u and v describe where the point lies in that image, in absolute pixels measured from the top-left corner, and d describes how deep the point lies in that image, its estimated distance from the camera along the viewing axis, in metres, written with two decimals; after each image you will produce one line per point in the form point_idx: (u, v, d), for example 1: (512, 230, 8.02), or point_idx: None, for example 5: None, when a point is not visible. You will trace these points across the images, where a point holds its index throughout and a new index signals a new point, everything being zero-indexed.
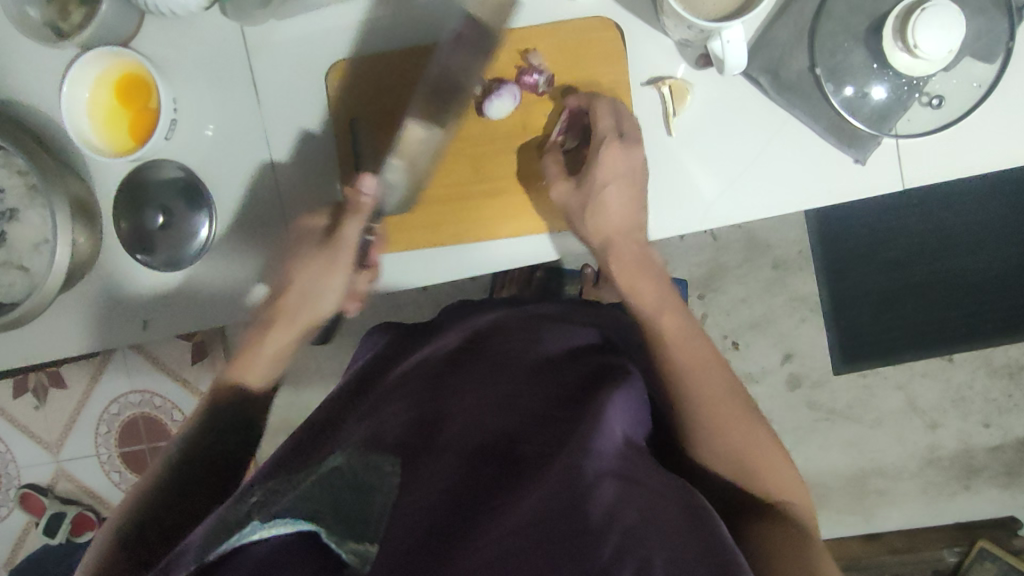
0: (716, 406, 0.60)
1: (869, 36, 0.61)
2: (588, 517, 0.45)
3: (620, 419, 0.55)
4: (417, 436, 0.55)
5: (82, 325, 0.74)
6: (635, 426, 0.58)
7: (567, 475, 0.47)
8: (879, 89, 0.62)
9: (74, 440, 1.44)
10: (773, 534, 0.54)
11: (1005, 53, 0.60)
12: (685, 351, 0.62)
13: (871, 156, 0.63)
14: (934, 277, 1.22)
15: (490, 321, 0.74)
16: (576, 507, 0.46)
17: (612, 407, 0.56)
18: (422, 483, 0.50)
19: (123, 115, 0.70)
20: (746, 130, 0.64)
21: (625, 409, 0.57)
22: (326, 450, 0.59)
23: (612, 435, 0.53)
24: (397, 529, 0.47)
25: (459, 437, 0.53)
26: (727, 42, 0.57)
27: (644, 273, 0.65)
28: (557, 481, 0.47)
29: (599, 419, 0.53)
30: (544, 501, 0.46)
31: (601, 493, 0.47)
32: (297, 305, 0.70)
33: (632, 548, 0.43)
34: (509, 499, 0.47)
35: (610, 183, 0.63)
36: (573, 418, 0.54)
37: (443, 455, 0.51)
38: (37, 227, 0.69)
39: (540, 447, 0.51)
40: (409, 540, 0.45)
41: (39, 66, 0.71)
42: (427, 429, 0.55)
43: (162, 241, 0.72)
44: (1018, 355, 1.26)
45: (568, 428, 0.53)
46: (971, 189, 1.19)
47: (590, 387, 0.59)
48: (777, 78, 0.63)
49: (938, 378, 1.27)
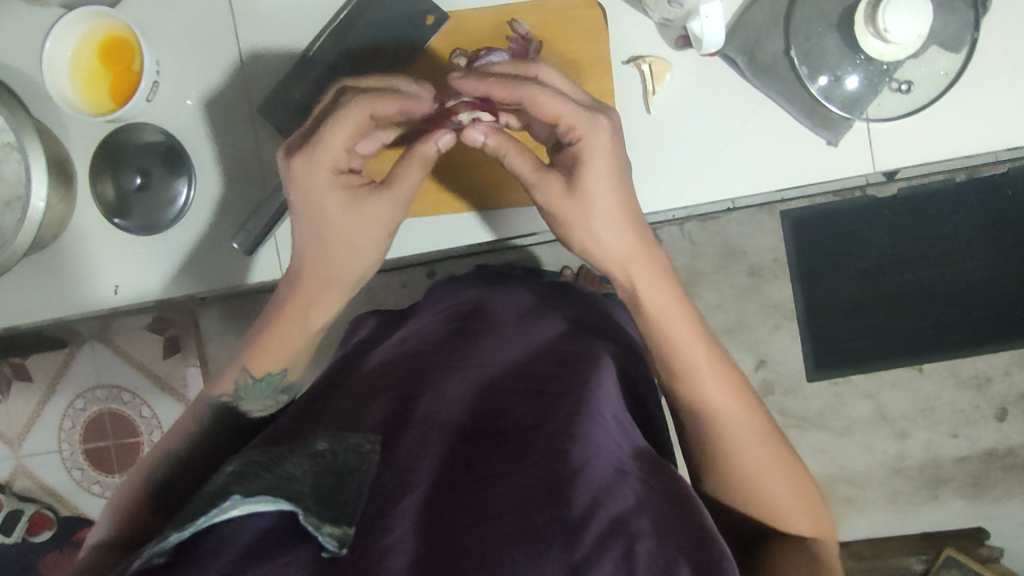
0: (749, 447, 0.56)
1: (841, 22, 0.64)
2: (573, 500, 0.45)
3: (607, 402, 0.56)
4: (399, 407, 0.54)
5: (52, 291, 0.73)
6: (620, 411, 0.58)
7: (552, 455, 0.48)
8: (852, 78, 0.64)
9: (36, 435, 1.40)
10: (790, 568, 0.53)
11: (970, 43, 0.62)
12: (714, 389, 0.57)
13: (842, 139, 0.65)
14: (904, 286, 1.24)
15: (473, 299, 0.73)
16: (561, 487, 0.46)
17: (597, 390, 0.56)
18: (407, 454, 0.49)
19: (105, 77, 0.69)
20: (723, 110, 0.66)
21: (608, 397, 0.57)
22: (304, 424, 0.56)
23: (601, 420, 0.53)
24: (380, 496, 0.45)
25: (443, 413, 0.53)
26: (705, 18, 0.60)
27: (654, 284, 0.59)
28: (544, 467, 0.47)
29: (585, 404, 0.53)
30: (527, 480, 0.46)
31: (587, 477, 0.47)
32: (315, 287, 0.66)
33: (618, 535, 0.44)
34: (494, 485, 0.46)
35: (599, 177, 0.58)
36: (559, 401, 0.54)
37: (425, 427, 0.51)
38: (12, 184, 0.69)
39: (524, 425, 0.51)
40: (395, 522, 0.43)
41: (23, 25, 0.71)
42: (411, 404, 0.54)
43: (140, 204, 0.72)
44: (986, 366, 1.28)
45: (553, 407, 0.53)
46: (941, 201, 1.22)
47: (575, 367, 0.59)
48: (753, 59, 0.65)
49: (907, 387, 1.29)
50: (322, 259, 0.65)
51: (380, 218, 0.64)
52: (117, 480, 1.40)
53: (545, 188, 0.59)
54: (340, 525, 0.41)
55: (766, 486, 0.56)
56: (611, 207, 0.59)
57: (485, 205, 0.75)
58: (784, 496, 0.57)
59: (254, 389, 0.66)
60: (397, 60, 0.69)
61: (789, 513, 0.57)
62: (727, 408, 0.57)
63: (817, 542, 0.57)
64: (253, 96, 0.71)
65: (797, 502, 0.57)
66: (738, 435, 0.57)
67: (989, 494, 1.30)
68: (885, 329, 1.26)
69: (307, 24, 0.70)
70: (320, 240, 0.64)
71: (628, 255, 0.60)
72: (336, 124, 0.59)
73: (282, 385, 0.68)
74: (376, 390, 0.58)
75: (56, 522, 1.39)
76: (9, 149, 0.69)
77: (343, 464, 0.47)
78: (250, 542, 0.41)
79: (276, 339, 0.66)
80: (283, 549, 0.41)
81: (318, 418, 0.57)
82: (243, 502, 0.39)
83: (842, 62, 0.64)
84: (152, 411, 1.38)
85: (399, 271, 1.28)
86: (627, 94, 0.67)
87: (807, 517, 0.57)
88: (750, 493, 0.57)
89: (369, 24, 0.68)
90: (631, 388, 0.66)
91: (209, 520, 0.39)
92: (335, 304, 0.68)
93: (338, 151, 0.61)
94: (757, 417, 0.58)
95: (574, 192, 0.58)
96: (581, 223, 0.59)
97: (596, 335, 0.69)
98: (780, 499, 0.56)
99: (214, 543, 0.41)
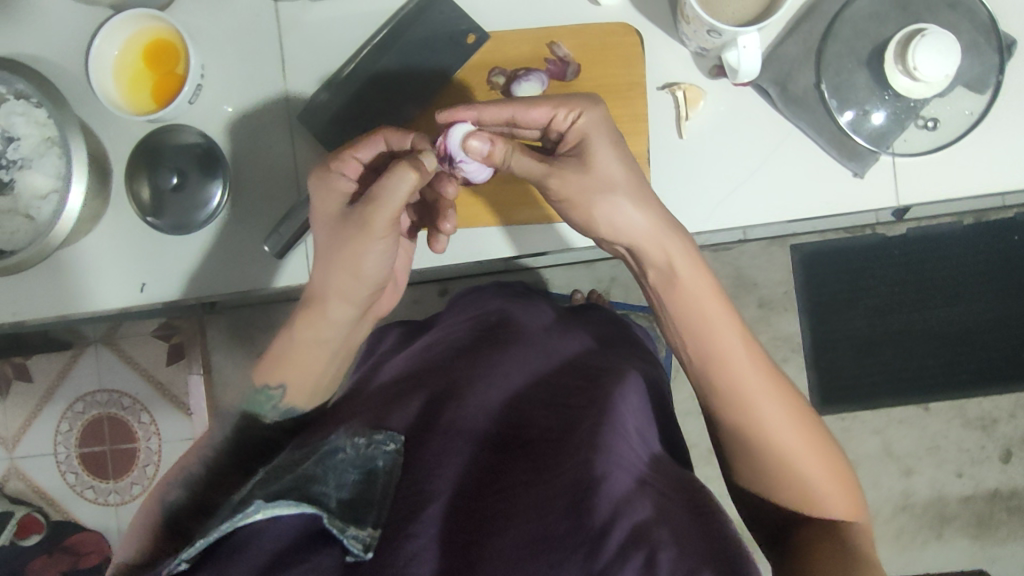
0: (790, 435, 0.55)
1: (871, 60, 0.66)
2: (593, 511, 0.44)
3: (632, 416, 0.55)
4: (424, 415, 0.53)
5: (78, 285, 0.73)
6: (646, 425, 0.57)
7: (575, 467, 0.47)
8: (878, 114, 0.66)
9: (33, 437, 1.38)
10: (821, 548, 0.52)
11: (995, 84, 0.64)
12: (750, 375, 0.56)
13: (869, 170, 0.66)
14: (912, 324, 1.26)
15: (497, 307, 0.73)
16: (582, 497, 0.45)
17: (624, 402, 0.55)
18: (430, 460, 0.48)
19: (148, 77, 0.71)
20: (753, 137, 0.68)
21: (634, 409, 0.56)
22: (329, 430, 0.56)
23: (629, 434, 0.52)
24: (403, 503, 0.45)
25: (467, 419, 0.52)
26: (743, 48, 0.61)
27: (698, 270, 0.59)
28: (568, 476, 0.46)
29: (607, 409, 0.52)
30: (549, 490, 0.46)
31: (608, 487, 0.45)
32: (320, 297, 0.64)
33: (641, 539, 0.43)
34: (519, 498, 0.46)
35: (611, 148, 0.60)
36: (583, 412, 0.53)
37: (450, 433, 0.51)
38: (49, 178, 0.70)
39: (549, 439, 0.51)
40: (420, 532, 0.43)
41: (71, 26, 0.72)
42: (435, 410, 0.54)
43: (173, 204, 0.73)
44: (992, 408, 1.28)
45: (577, 419, 0.52)
46: (950, 241, 1.24)
47: (600, 380, 0.58)
48: (785, 91, 0.67)
49: (914, 425, 1.29)
50: (316, 269, 0.63)
51: (381, 217, 0.59)
52: (111, 486, 1.38)
53: (559, 176, 0.59)
54: (362, 528, 0.41)
55: (805, 476, 0.55)
56: (627, 185, 0.59)
57: (515, 220, 0.74)
58: (827, 482, 0.56)
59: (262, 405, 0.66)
60: (436, 75, 0.71)
61: (831, 501, 0.56)
62: (764, 401, 0.55)
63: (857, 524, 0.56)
64: (293, 103, 0.73)
65: (839, 487, 0.56)
66: (774, 423, 0.55)
67: (994, 536, 1.29)
68: (893, 366, 1.27)
69: (349, 36, 0.72)
70: (319, 258, 0.63)
71: (656, 235, 0.59)
72: (358, 145, 0.64)
73: (284, 410, 0.66)
74: (401, 394, 0.58)
75: (47, 526, 1.36)
76: (50, 144, 0.70)
77: (369, 465, 0.47)
78: (277, 546, 0.41)
79: (293, 359, 0.65)
80: (305, 556, 0.41)
81: (342, 421, 0.57)
82: (266, 507, 0.40)
83: (870, 97, 0.66)
84: (153, 418, 1.37)
85: (410, 288, 1.29)
86: (659, 118, 0.69)
87: (848, 502, 0.56)
88: (794, 481, 0.55)
89: (411, 41, 0.70)
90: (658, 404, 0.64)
91: (230, 524, 0.39)
92: (330, 320, 0.65)
93: (347, 160, 0.64)
94: (791, 400, 0.57)
95: (587, 174, 0.59)
96: (594, 203, 0.59)
97: (619, 351, 0.69)
98: (825, 487, 0.55)
99: (234, 547, 0.41)
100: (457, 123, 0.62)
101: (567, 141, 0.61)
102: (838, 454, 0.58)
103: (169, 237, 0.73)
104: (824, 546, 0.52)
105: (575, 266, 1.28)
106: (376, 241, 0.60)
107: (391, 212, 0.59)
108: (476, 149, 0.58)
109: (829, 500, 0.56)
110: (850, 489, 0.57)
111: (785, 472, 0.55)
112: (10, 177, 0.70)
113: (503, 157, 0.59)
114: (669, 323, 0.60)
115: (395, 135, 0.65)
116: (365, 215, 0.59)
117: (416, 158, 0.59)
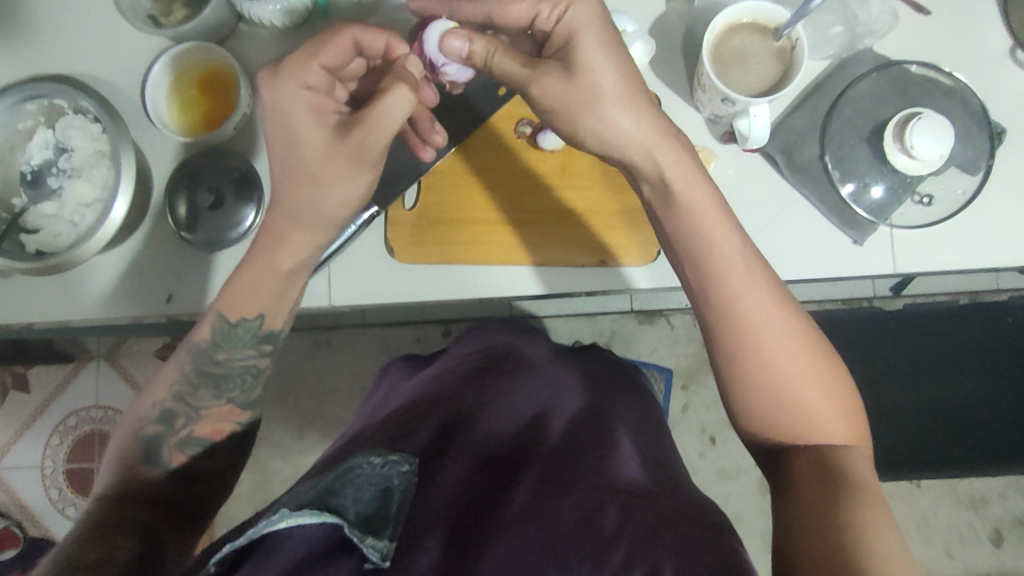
0: (781, 349, 0.55)
1: (872, 137, 0.71)
2: (601, 528, 0.46)
3: (633, 453, 0.57)
4: (437, 437, 0.55)
5: (108, 293, 0.77)
6: (650, 457, 0.59)
7: (585, 488, 0.50)
8: (877, 188, 0.71)
9: (22, 449, 1.38)
10: (806, 493, 0.50)
11: (986, 168, 0.69)
12: (743, 282, 0.57)
13: (868, 239, 0.71)
14: (906, 399, 1.28)
15: (505, 340, 0.75)
16: (590, 518, 0.47)
17: (623, 442, 0.58)
18: (443, 479, 0.50)
19: (197, 103, 0.76)
20: (760, 202, 0.72)
21: (634, 448, 0.59)
22: (344, 451, 0.57)
23: (632, 465, 0.55)
24: (416, 521, 0.47)
25: (478, 446, 0.54)
26: (754, 117, 0.65)
27: (708, 211, 0.58)
28: (574, 500, 0.48)
29: (608, 451, 0.55)
30: (555, 508, 0.47)
31: (614, 509, 0.47)
32: (293, 221, 0.61)
33: (643, 552, 0.44)
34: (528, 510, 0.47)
35: (603, 78, 0.57)
36: (587, 448, 0.56)
37: (461, 457, 0.53)
38: (95, 188, 0.74)
39: (556, 462, 0.53)
40: (434, 545, 0.44)
41: (131, 50, 0.78)
42: (447, 434, 0.56)
43: (207, 222, 0.75)
44: (983, 488, 1.29)
45: (582, 452, 0.55)
46: (945, 320, 1.27)
47: (602, 422, 0.61)
48: (791, 159, 0.71)
49: (905, 500, 1.29)
50: (299, 192, 0.60)
51: (374, 138, 0.57)
52: None
53: (541, 82, 0.59)
54: (380, 537, 0.42)
55: (803, 400, 0.55)
56: (618, 88, 0.57)
57: (529, 259, 0.75)
58: (820, 405, 0.55)
59: (233, 337, 0.65)
60: (465, 121, 0.76)
61: (824, 412, 0.55)
62: (764, 327, 0.56)
63: (855, 446, 0.55)
64: None
65: (833, 411, 0.55)
66: (775, 350, 0.55)
67: None
68: (887, 438, 1.28)
69: None
70: (298, 173, 0.60)
71: (681, 178, 0.58)
72: (325, 45, 0.59)
73: (262, 334, 0.66)
74: (416, 415, 0.59)
75: (24, 541, 1.35)
76: (100, 157, 0.74)
77: (388, 483, 0.47)
78: (301, 556, 0.44)
79: (251, 286, 0.63)
80: (327, 563, 0.43)
81: (357, 441, 0.58)
82: (289, 516, 0.42)
83: (871, 171, 0.71)
84: None
85: (414, 326, 1.31)
86: None
87: (845, 422, 0.55)
88: (787, 402, 0.55)
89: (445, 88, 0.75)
90: (663, 437, 0.66)
91: (257, 531, 0.42)
92: (308, 243, 0.63)
93: (312, 68, 0.59)
94: (788, 310, 0.57)
95: (574, 77, 0.57)
96: (585, 109, 0.58)
97: (621, 392, 0.71)
98: (820, 412, 0.55)
99: (267, 547, 0.45)
100: (436, 21, 0.62)
101: (555, 41, 0.59)
102: (842, 380, 0.57)
103: (198, 251, 0.76)
104: (811, 481, 0.51)
105: (578, 317, 1.31)
106: (368, 165, 0.60)
107: (383, 136, 0.58)
108: (455, 49, 0.61)
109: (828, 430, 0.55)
110: (849, 414, 0.56)
111: (779, 389, 0.55)
112: (58, 185, 0.74)
113: (482, 54, 0.60)
114: (668, 243, 0.61)
115: (366, 34, 0.61)
116: (360, 126, 0.57)
117: (405, 75, 0.59)
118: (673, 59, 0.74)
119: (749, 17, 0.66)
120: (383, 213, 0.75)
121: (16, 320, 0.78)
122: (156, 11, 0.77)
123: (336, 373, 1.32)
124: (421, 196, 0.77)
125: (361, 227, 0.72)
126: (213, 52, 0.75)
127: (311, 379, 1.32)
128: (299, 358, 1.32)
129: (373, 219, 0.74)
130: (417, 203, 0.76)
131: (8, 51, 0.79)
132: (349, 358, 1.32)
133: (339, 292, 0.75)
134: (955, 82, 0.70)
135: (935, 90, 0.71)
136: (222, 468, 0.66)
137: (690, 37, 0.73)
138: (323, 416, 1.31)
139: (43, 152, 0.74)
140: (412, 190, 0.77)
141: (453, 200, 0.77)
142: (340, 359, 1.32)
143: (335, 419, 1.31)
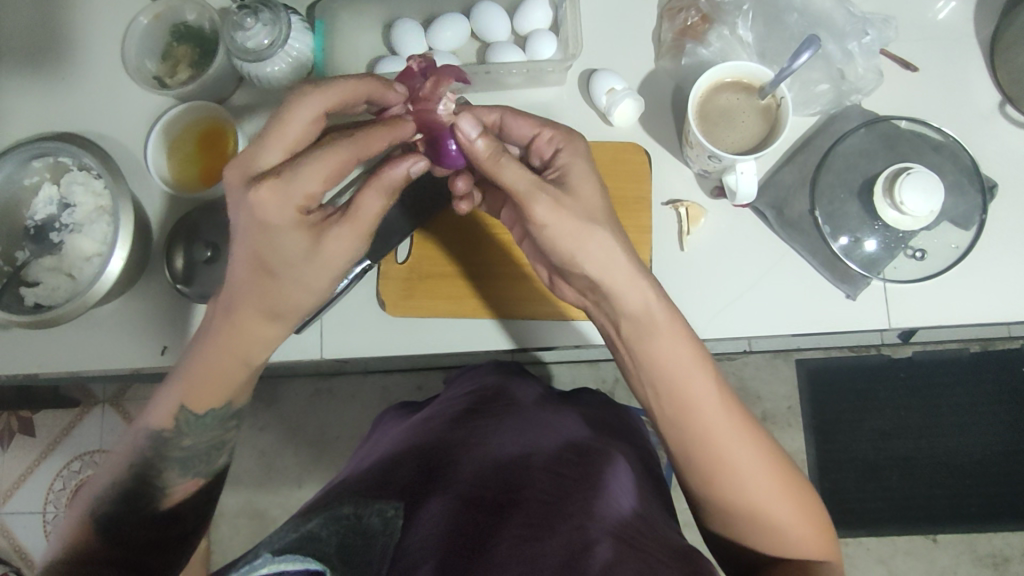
0: (759, 476, 0.57)
1: (861, 192, 0.71)
2: (589, 565, 0.44)
3: (623, 495, 0.55)
4: (422, 477, 0.54)
5: (106, 344, 0.78)
6: (639, 501, 0.57)
7: (569, 531, 0.48)
8: (870, 241, 0.70)
9: (23, 494, 1.37)
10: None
11: (979, 222, 0.69)
12: (721, 427, 0.57)
13: (860, 293, 0.70)
14: (918, 452, 1.24)
15: (497, 379, 0.74)
16: (578, 557, 0.45)
17: (613, 481, 0.56)
18: (427, 519, 0.49)
19: (196, 158, 0.77)
20: (750, 257, 0.72)
21: (625, 489, 0.57)
22: (337, 489, 0.56)
23: (621, 508, 0.53)
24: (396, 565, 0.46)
25: (464, 481, 0.53)
26: (740, 173, 0.66)
27: (666, 327, 0.57)
28: (558, 547, 0.46)
29: (597, 491, 0.53)
30: (541, 551, 0.46)
31: (602, 548, 0.46)
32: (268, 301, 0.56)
33: None
34: (513, 553, 0.46)
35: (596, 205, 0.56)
36: (575, 485, 0.54)
37: (448, 494, 0.51)
38: (95, 242, 0.76)
39: (543, 500, 0.51)
40: None
41: (137, 108, 0.81)
42: (435, 473, 0.55)
43: (205, 275, 0.75)
44: (1004, 545, 1.23)
45: (571, 489, 0.53)
46: (954, 369, 1.25)
47: (593, 458, 0.59)
48: (781, 214, 0.72)
49: (921, 558, 1.23)
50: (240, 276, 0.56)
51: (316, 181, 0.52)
52: None
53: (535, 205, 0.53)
54: None
55: (777, 516, 0.57)
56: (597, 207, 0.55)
57: (521, 315, 0.75)
58: (798, 524, 0.57)
59: (197, 425, 0.63)
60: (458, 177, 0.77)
61: (792, 524, 0.57)
62: (734, 449, 0.57)
63: (828, 563, 0.58)
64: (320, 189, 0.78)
65: (809, 529, 0.58)
66: (748, 465, 0.57)
67: None
68: (899, 492, 1.24)
69: None
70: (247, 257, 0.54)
71: (626, 283, 0.55)
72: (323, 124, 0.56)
73: (230, 418, 0.64)
74: (405, 455, 0.58)
75: None
76: (101, 212, 0.76)
77: (368, 528, 0.48)
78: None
79: (216, 376, 0.60)
80: None
81: (348, 481, 0.58)
82: (272, 560, 0.41)
83: (862, 226, 0.70)
84: None
85: (418, 373, 1.31)
86: (662, 232, 0.73)
87: (813, 530, 0.58)
88: (762, 521, 0.57)
89: None
90: (653, 489, 0.64)
91: None
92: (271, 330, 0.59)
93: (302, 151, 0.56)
94: (754, 436, 0.58)
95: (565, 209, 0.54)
96: (583, 244, 0.54)
97: (615, 435, 0.69)
98: (791, 526, 0.57)
99: None
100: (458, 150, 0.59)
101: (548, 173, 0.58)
102: (806, 489, 0.60)
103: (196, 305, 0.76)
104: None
105: (582, 364, 1.30)
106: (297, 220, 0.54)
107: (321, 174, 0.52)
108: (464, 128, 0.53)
109: (796, 539, 0.57)
110: (815, 517, 0.59)
111: (754, 509, 0.57)
112: (60, 240, 0.76)
113: (489, 154, 0.54)
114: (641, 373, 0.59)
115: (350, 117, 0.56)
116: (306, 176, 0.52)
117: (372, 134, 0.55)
118: (662, 115, 0.75)
119: (733, 76, 0.67)
120: (375, 267, 0.76)
121: (12, 370, 0.78)
122: (161, 71, 0.81)
123: (339, 419, 1.31)
124: (412, 251, 0.77)
125: (353, 280, 0.71)
126: (211, 108, 0.77)
127: (314, 425, 1.31)
128: (301, 404, 1.31)
129: (366, 272, 0.75)
130: (409, 257, 0.77)
131: (20, 110, 0.82)
132: (352, 404, 1.31)
133: (332, 344, 0.76)
134: (945, 138, 0.70)
135: (923, 145, 0.71)
136: (197, 530, 0.65)
137: (679, 94, 0.74)
138: (323, 464, 1.29)
139: (46, 207, 0.76)
140: (405, 244, 0.78)
141: (442, 256, 0.77)
142: (342, 405, 1.31)
143: (336, 466, 1.29)
